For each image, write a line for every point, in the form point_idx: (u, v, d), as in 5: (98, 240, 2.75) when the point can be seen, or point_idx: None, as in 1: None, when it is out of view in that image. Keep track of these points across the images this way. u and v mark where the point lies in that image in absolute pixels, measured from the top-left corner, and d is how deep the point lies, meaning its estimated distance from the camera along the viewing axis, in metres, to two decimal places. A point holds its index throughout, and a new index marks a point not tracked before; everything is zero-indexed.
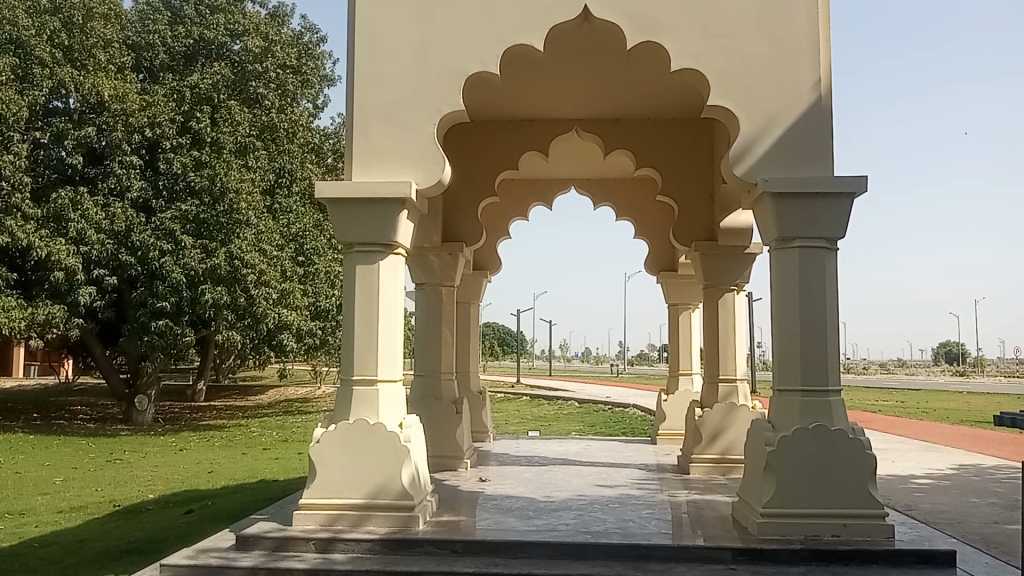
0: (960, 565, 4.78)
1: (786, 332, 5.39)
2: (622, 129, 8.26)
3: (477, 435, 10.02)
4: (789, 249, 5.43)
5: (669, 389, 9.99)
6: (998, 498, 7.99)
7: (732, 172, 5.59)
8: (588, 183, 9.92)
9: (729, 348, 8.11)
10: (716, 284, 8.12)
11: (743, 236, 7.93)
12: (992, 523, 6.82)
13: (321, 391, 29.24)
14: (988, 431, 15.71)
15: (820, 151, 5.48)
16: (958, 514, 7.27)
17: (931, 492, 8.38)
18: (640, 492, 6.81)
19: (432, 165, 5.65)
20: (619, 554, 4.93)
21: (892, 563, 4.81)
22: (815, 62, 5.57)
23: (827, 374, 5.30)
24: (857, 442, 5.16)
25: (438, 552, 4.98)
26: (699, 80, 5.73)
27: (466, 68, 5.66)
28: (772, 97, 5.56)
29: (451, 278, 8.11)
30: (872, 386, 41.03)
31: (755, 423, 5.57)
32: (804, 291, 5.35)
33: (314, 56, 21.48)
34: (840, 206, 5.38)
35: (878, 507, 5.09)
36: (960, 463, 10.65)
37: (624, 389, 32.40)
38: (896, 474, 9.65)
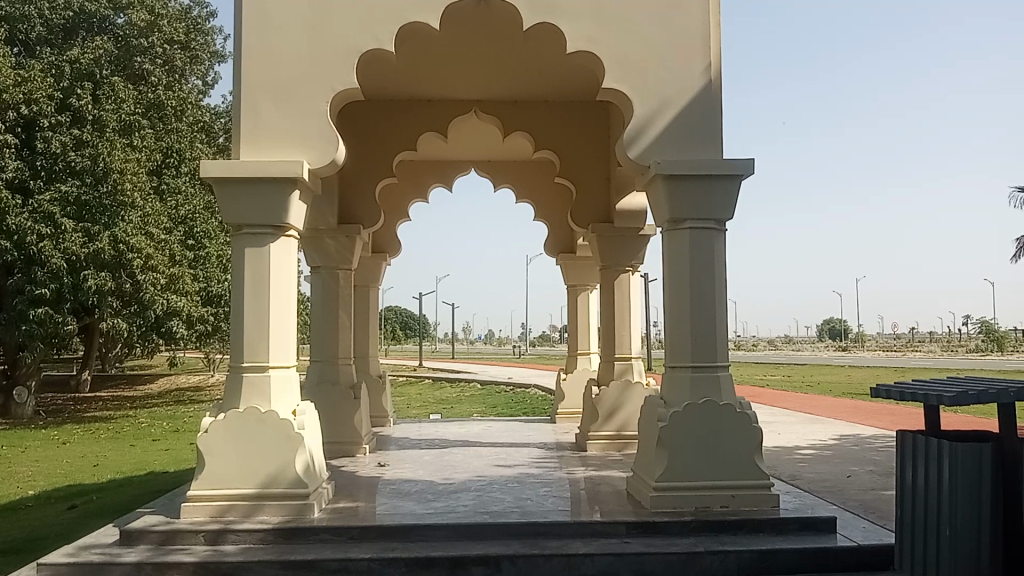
0: (840, 531, 5.02)
1: (678, 309, 5.50)
2: (521, 111, 8.24)
3: (377, 419, 9.90)
4: (680, 230, 5.54)
5: (567, 369, 10.13)
6: (875, 466, 8.42)
7: (626, 155, 5.65)
8: (487, 165, 9.89)
9: (624, 327, 8.24)
10: (612, 266, 8.23)
11: (639, 217, 8.05)
12: (870, 490, 7.17)
13: (215, 379, 28.42)
14: (866, 403, 16.59)
15: (710, 133, 5.61)
16: (838, 482, 7.63)
17: (814, 461, 8.75)
18: (538, 471, 6.88)
19: (325, 146, 5.49)
20: (516, 533, 4.95)
21: (776, 531, 5.01)
22: (705, 46, 5.68)
23: (716, 350, 5.45)
24: (743, 416, 5.33)
25: (334, 539, 4.90)
26: (594, 63, 5.76)
27: (361, 44, 5.52)
28: (664, 80, 5.64)
29: (350, 261, 7.94)
30: (759, 362, 42.78)
31: (647, 401, 5.67)
32: (695, 271, 5.48)
33: (202, 31, 20.72)
34: (727, 188, 5.52)
35: (762, 478, 5.29)
36: (841, 433, 11.20)
37: (523, 371, 32.74)
38: (782, 446, 10.06)
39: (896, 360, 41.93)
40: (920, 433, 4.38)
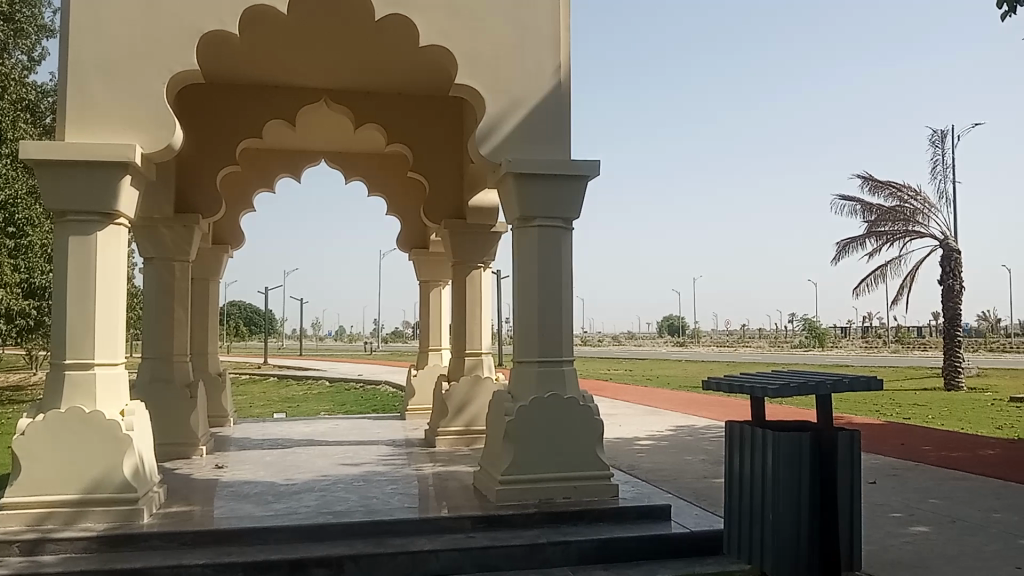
0: (674, 518, 5.26)
1: (526, 305, 5.57)
2: (373, 103, 8.09)
3: (215, 420, 9.48)
4: (529, 228, 5.61)
5: (418, 364, 10.07)
6: (707, 455, 8.88)
7: (478, 151, 5.66)
8: (337, 156, 9.66)
9: (474, 323, 8.27)
10: (464, 261, 8.22)
11: (491, 214, 8.08)
12: (702, 477, 7.53)
13: (37, 377, 26.35)
14: (701, 395, 17.48)
15: (559, 133, 5.72)
16: (674, 471, 7.98)
17: (652, 452, 9.12)
18: (385, 468, 6.79)
19: (160, 130, 5.19)
20: (360, 532, 4.87)
21: (616, 520, 5.18)
22: (555, 47, 5.79)
23: (562, 346, 5.57)
24: (586, 408, 5.48)
25: (165, 546, 4.64)
26: (446, 58, 5.73)
27: (202, 25, 5.25)
28: (516, 79, 5.70)
29: (188, 252, 7.49)
30: (603, 357, 44.19)
31: (495, 395, 5.71)
32: (543, 268, 5.58)
33: (29, 3, 19.12)
34: (574, 188, 5.65)
35: (603, 468, 5.46)
36: (677, 425, 11.73)
37: (373, 366, 32.36)
38: (622, 437, 10.40)
39: (729, 354, 44.47)
40: (747, 423, 4.65)
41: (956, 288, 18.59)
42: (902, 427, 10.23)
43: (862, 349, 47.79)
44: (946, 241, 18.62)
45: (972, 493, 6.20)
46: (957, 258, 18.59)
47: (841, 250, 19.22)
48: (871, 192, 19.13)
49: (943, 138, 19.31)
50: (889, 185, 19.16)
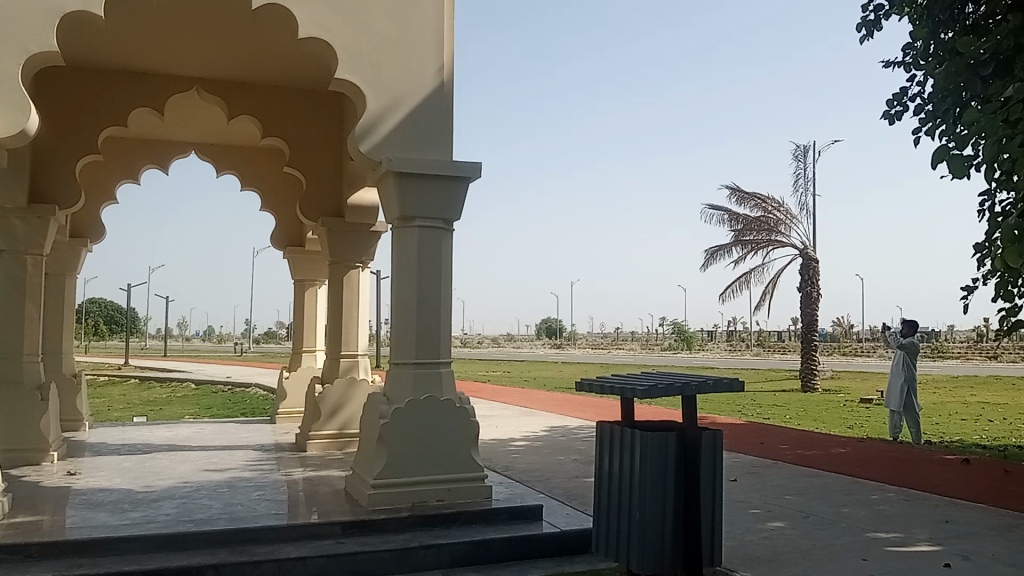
0: (545, 518, 5.34)
1: (404, 306, 5.49)
2: (249, 95, 7.82)
3: (69, 424, 8.92)
4: (409, 228, 5.54)
5: (290, 366, 9.82)
6: (579, 455, 9.04)
7: (357, 149, 5.54)
8: (209, 149, 9.28)
9: (350, 325, 8.11)
10: (341, 262, 8.04)
11: (369, 214, 7.90)
12: (574, 477, 7.65)
13: None
14: (575, 396, 17.82)
15: (441, 134, 5.68)
16: (547, 471, 8.08)
17: (526, 453, 9.21)
18: (252, 474, 6.56)
19: (11, 113, 4.82)
20: (223, 540, 4.67)
21: (488, 522, 5.20)
22: (439, 47, 5.76)
23: (439, 347, 5.53)
24: (462, 411, 5.46)
25: (7, 560, 4.31)
26: (326, 52, 5.60)
27: (60, 3, 4.91)
28: (398, 77, 5.63)
29: (42, 245, 7.00)
30: (479, 359, 44.42)
31: (369, 398, 5.61)
32: (422, 268, 5.52)
33: None
34: (454, 189, 5.63)
35: (477, 470, 5.47)
36: (551, 426, 11.90)
37: (243, 368, 31.29)
38: (497, 438, 10.46)
39: (601, 356, 45.54)
40: (617, 423, 4.75)
41: (814, 295, 19.70)
42: (762, 427, 10.73)
43: (727, 352, 50.07)
44: (804, 251, 19.72)
45: (825, 489, 6.56)
46: (815, 267, 19.74)
47: (709, 257, 20.02)
48: (738, 203, 20.02)
49: (804, 153, 20.44)
50: (754, 197, 20.11)
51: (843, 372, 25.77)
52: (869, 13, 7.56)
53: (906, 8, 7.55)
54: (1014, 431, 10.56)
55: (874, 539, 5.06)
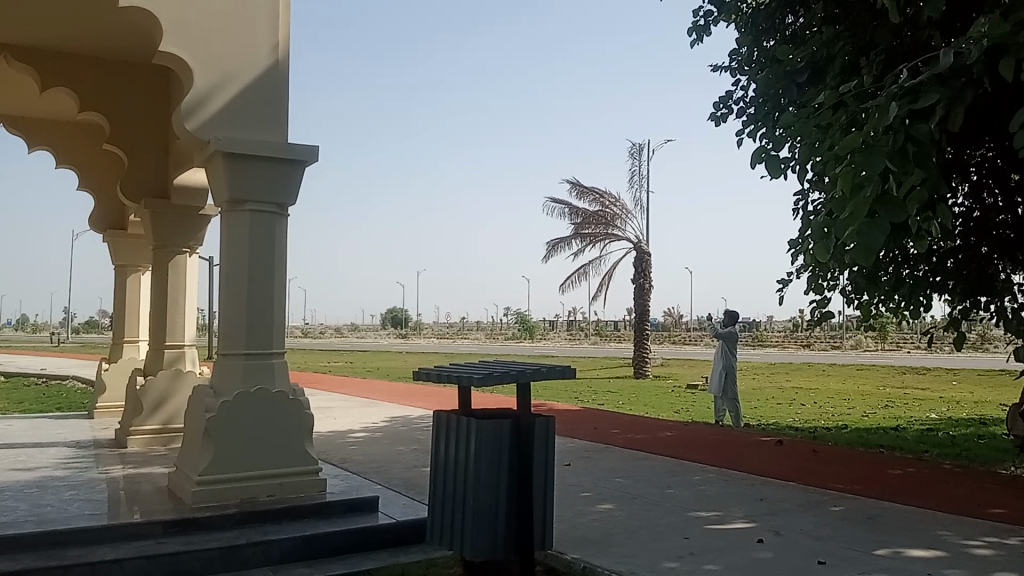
0: (381, 510, 5.27)
1: (233, 293, 5.24)
2: (64, 65, 7.23)
3: None
4: (239, 212, 5.30)
5: (110, 358, 9.21)
6: (418, 445, 9.00)
7: (183, 127, 5.23)
8: (18, 122, 8.52)
9: (177, 314, 7.69)
10: (167, 246, 7.60)
11: (198, 196, 7.47)
12: (412, 467, 7.61)
13: None
14: (416, 386, 17.77)
15: (274, 115, 5.46)
16: (385, 462, 7.99)
17: (365, 444, 9.07)
18: (64, 473, 6.09)
19: None
20: (28, 545, 4.30)
21: (321, 516, 5.07)
22: (274, 25, 5.53)
23: (271, 338, 5.33)
24: (296, 402, 5.29)
25: None
26: (151, 23, 5.24)
27: None
28: (229, 54, 5.36)
29: None
30: (319, 349, 43.38)
31: (195, 390, 5.33)
32: (253, 254, 5.28)
33: None
34: (289, 173, 5.43)
35: (311, 463, 5.32)
36: (390, 416, 11.79)
37: (59, 360, 29.04)
38: (335, 430, 10.24)
39: (445, 346, 45.62)
40: (454, 412, 4.74)
41: (646, 287, 20.58)
42: (597, 413, 11.10)
43: (568, 341, 51.50)
44: (639, 244, 20.55)
45: (653, 472, 6.86)
46: (648, 260, 20.62)
47: (550, 249, 20.47)
48: (578, 197, 20.59)
49: (640, 151, 21.28)
50: (593, 192, 20.74)
51: (672, 360, 27.12)
52: (699, 18, 7.93)
53: (732, 15, 7.97)
54: (821, 414, 11.47)
55: (695, 518, 5.33)
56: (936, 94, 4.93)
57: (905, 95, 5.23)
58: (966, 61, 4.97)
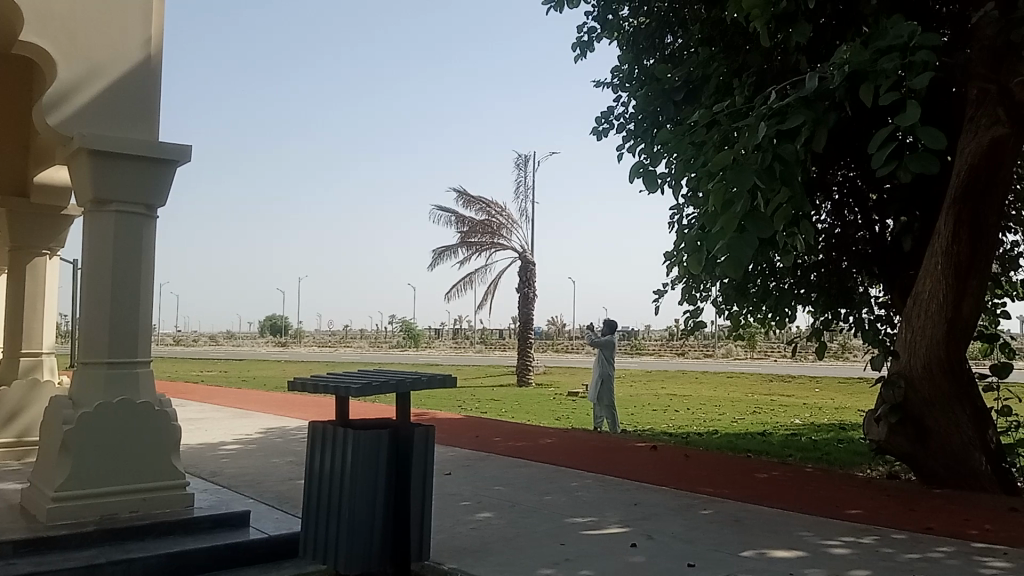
0: (252, 525, 5.10)
1: (96, 298, 4.96)
2: None
3: None
4: (104, 213, 5.03)
5: None
6: (294, 457, 8.77)
7: (43, 120, 4.92)
8: None
9: (34, 320, 7.23)
10: (24, 248, 7.13)
11: (60, 195, 7.06)
12: (286, 480, 7.40)
13: None
14: (294, 395, 17.32)
15: (144, 113, 5.22)
16: (258, 474, 7.74)
17: (238, 457, 8.76)
18: None
19: None
20: None
21: (188, 532, 4.86)
22: (146, 19, 5.29)
23: (136, 346, 5.07)
24: (162, 414, 5.06)
25: None
26: (9, 9, 4.92)
27: None
28: (96, 46, 5.09)
29: None
30: (194, 357, 41.63)
31: (51, 401, 5.01)
32: (119, 257, 5.02)
33: None
34: (159, 173, 5.20)
35: (178, 477, 5.09)
36: (266, 427, 11.44)
37: None
38: (206, 442, 9.85)
39: (327, 354, 44.66)
40: (330, 422, 4.64)
41: (531, 296, 20.82)
42: (479, 422, 11.11)
43: (454, 349, 51.47)
44: (523, 254, 20.76)
45: (532, 479, 6.92)
46: (532, 270, 20.88)
47: (436, 257, 20.41)
48: (464, 205, 20.63)
49: (526, 161, 21.51)
50: (479, 200, 20.83)
51: (554, 368, 27.50)
52: (583, 35, 8.13)
53: (615, 33, 8.20)
54: (694, 420, 11.88)
55: (571, 524, 5.40)
56: (801, 116, 5.21)
57: (774, 116, 5.50)
58: (829, 85, 5.28)
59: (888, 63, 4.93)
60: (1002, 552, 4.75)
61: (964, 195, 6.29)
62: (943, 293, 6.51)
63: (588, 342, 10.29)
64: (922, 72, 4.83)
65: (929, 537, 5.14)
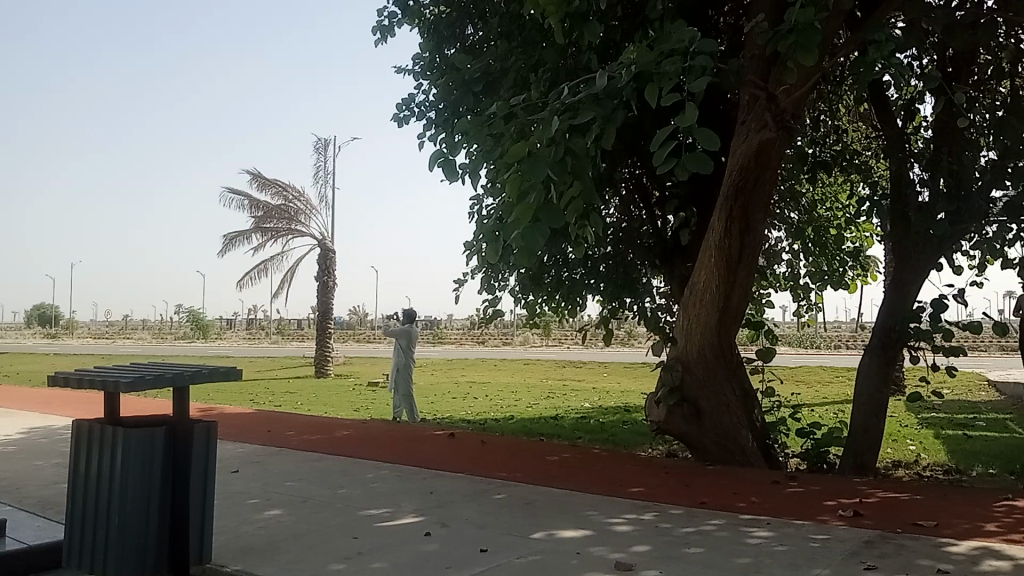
0: (9, 535, 4.60)
1: None
2: None
3: None
4: None
5: None
6: (61, 458, 8.00)
7: None
8: None
9: None
10: None
11: None
12: (50, 484, 6.74)
13: None
14: (63, 391, 15.85)
15: None
16: (17, 480, 7.00)
17: None
18: None
19: None
20: None
21: None
22: None
23: None
24: None
25: None
26: None
27: None
28: None
29: None
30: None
31: None
32: None
33: None
34: None
35: None
36: (27, 427, 10.37)
37: None
38: None
39: (105, 346, 41.31)
40: (97, 420, 4.26)
41: (330, 284, 20.38)
42: (272, 415, 10.71)
43: (249, 339, 49.41)
44: (322, 241, 20.25)
45: (326, 473, 6.75)
46: (332, 257, 20.43)
47: (228, 243, 19.43)
48: (260, 188, 19.79)
49: (325, 146, 20.95)
50: (276, 184, 20.06)
51: (353, 357, 27.08)
52: (384, 19, 8.02)
53: (416, 19, 8.15)
54: (491, 406, 12.13)
55: (365, 517, 5.32)
56: (592, 112, 5.41)
57: (566, 111, 5.67)
58: (617, 84, 5.51)
59: (670, 66, 5.20)
60: (764, 522, 5.20)
61: (735, 193, 6.79)
62: (715, 284, 7.01)
63: (385, 331, 10.20)
64: (700, 76, 5.15)
65: (701, 510, 5.53)
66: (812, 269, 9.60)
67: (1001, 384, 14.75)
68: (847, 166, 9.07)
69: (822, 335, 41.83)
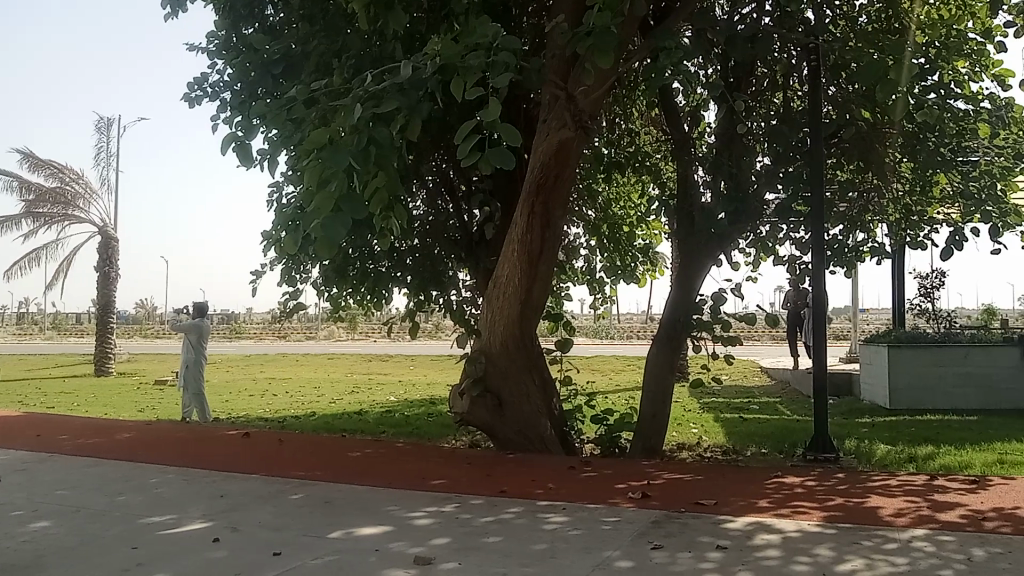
0: None
1: None
2: None
3: None
4: None
5: None
6: None
7: None
8: None
9: None
10: None
11: None
12: None
13: None
14: None
15: None
16: None
17: None
18: None
19: None
20: None
21: None
22: None
23: None
24: None
25: None
26: None
27: None
28: None
29: None
30: None
31: None
32: None
33: None
34: None
35: None
36: None
37: None
38: None
39: None
40: None
41: (113, 275, 18.90)
42: (42, 419, 9.73)
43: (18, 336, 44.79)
44: (104, 229, 18.72)
45: (103, 479, 6.20)
46: (115, 247, 18.95)
47: None
48: (31, 169, 17.98)
49: (108, 126, 19.35)
50: (50, 165, 18.31)
51: (139, 355, 25.23)
52: None
53: None
54: (290, 403, 11.70)
55: (147, 525, 4.93)
56: (396, 101, 5.31)
57: (369, 100, 5.54)
58: (421, 75, 5.45)
59: (474, 60, 5.21)
60: (560, 507, 5.35)
61: (535, 189, 6.92)
62: (517, 277, 7.13)
63: (173, 325, 9.55)
64: (503, 72, 5.20)
65: (500, 499, 5.61)
66: (607, 263, 10.06)
67: (770, 371, 16.15)
68: (640, 167, 9.53)
69: (616, 328, 44.03)
